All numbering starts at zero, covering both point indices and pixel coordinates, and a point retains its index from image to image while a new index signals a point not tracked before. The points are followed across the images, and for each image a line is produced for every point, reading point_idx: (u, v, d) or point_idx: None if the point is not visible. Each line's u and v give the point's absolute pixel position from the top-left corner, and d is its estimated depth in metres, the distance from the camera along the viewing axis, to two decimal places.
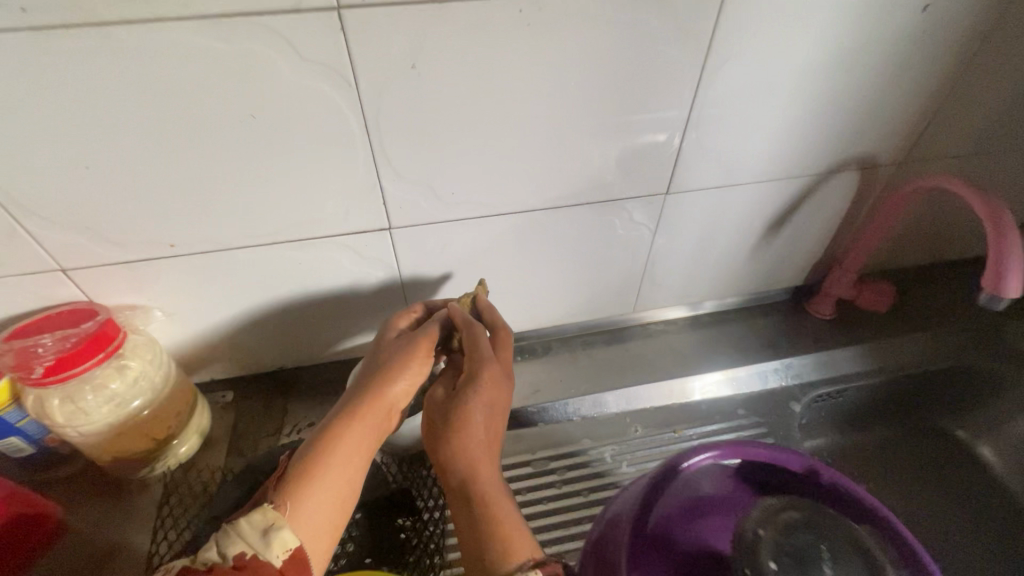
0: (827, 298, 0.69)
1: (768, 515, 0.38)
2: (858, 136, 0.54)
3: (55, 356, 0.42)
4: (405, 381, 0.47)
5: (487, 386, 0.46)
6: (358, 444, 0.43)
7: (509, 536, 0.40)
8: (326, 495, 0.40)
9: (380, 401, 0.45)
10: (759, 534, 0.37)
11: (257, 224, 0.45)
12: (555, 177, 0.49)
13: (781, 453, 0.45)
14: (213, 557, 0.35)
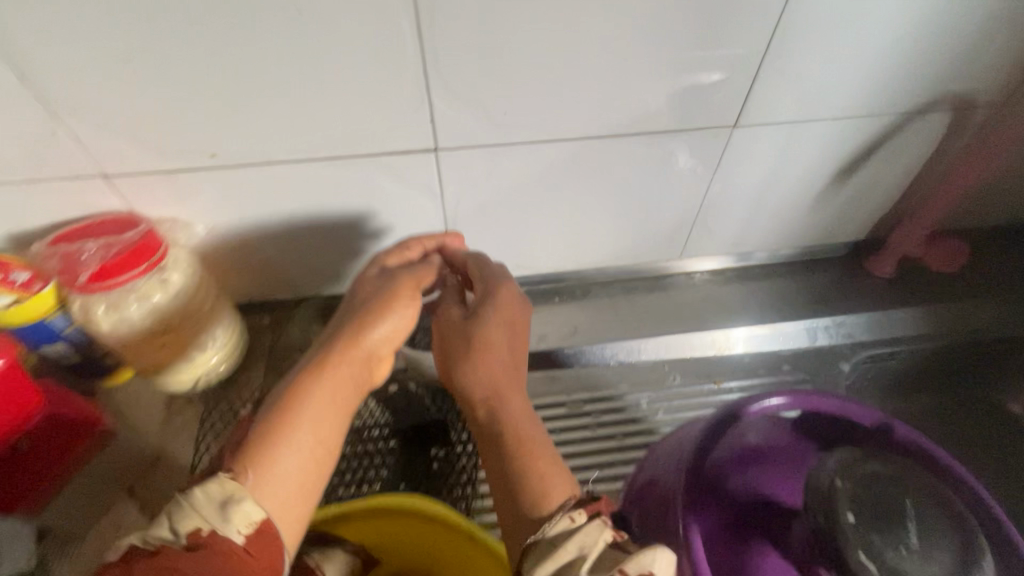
0: (891, 254, 0.65)
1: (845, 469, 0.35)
2: (961, 70, 0.48)
3: (99, 264, 0.42)
4: (392, 322, 0.41)
5: (500, 307, 0.43)
6: (334, 394, 0.37)
7: (541, 474, 0.36)
8: (300, 452, 0.34)
9: (354, 349, 0.39)
10: (836, 484, 0.35)
11: (300, 137, 0.43)
12: (617, 102, 0.45)
13: (854, 407, 0.42)
14: (165, 535, 0.30)
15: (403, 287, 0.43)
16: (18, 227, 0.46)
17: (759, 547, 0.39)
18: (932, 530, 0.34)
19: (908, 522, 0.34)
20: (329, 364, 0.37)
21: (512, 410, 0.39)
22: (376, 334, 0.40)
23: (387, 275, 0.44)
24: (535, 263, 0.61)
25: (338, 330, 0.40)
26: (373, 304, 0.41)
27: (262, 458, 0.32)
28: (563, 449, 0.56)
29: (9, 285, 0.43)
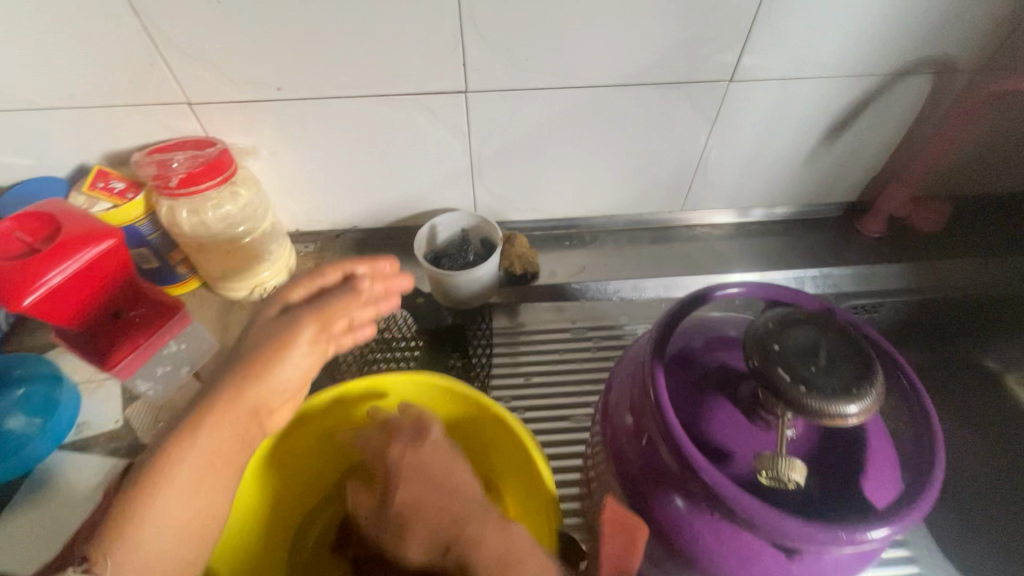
0: (879, 214, 0.70)
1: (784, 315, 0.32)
2: (941, 34, 0.53)
3: (186, 172, 0.49)
4: (293, 365, 0.38)
5: (428, 467, 0.44)
6: (217, 447, 0.36)
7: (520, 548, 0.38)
8: (175, 513, 0.35)
9: (241, 402, 0.37)
10: (767, 326, 0.31)
11: (352, 75, 0.51)
12: (626, 52, 0.51)
13: (798, 294, 0.39)
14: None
15: (305, 324, 0.38)
16: (114, 145, 0.55)
17: (710, 400, 0.35)
18: (842, 360, 0.29)
19: (820, 346, 0.30)
20: (218, 407, 0.36)
21: (484, 548, 0.39)
22: (283, 374, 0.38)
23: (291, 320, 0.38)
24: (549, 208, 0.68)
25: (225, 376, 0.37)
26: (275, 337, 0.38)
27: (121, 535, 0.33)
28: (564, 365, 0.63)
29: (108, 191, 0.52)
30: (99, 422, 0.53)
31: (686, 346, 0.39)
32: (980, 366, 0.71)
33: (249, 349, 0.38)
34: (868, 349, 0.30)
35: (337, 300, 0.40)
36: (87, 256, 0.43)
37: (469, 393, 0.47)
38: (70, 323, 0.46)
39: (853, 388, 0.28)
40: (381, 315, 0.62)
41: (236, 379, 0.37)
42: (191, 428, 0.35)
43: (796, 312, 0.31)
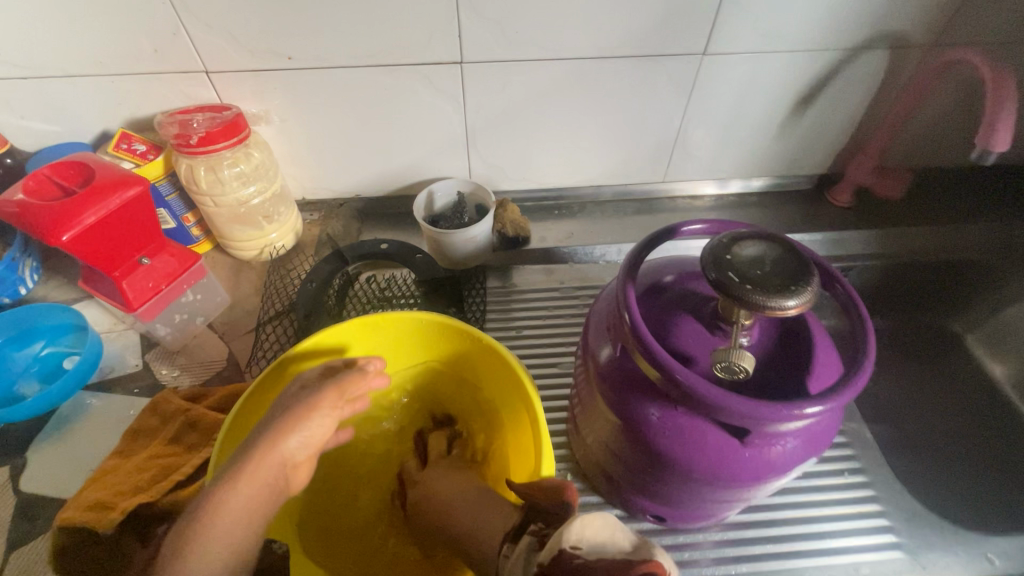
0: (846, 185, 0.75)
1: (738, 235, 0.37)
2: (894, 11, 0.58)
3: (206, 132, 0.54)
4: (316, 423, 0.44)
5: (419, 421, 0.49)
6: (252, 504, 0.39)
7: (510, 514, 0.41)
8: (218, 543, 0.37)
9: (271, 454, 0.41)
10: (722, 242, 0.37)
11: (356, 46, 0.55)
12: (606, 26, 0.56)
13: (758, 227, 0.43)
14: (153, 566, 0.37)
15: (325, 394, 0.44)
16: (135, 112, 0.59)
17: (676, 317, 0.40)
18: (782, 268, 0.35)
19: (766, 258, 0.35)
20: (246, 467, 0.39)
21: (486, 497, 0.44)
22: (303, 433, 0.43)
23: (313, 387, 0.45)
24: (539, 178, 0.73)
25: (254, 438, 0.42)
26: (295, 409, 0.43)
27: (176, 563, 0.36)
28: (554, 320, 0.67)
29: (131, 152, 0.57)
30: (118, 366, 0.57)
31: (657, 277, 0.43)
32: (945, 330, 0.78)
33: (276, 415, 0.43)
34: (807, 260, 0.36)
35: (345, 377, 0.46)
36: (116, 200, 0.49)
37: (459, 325, 0.51)
38: (100, 264, 0.52)
39: (789, 286, 0.33)
40: (382, 274, 0.67)
41: (270, 432, 0.42)
42: (229, 477, 0.39)
43: (748, 232, 0.37)
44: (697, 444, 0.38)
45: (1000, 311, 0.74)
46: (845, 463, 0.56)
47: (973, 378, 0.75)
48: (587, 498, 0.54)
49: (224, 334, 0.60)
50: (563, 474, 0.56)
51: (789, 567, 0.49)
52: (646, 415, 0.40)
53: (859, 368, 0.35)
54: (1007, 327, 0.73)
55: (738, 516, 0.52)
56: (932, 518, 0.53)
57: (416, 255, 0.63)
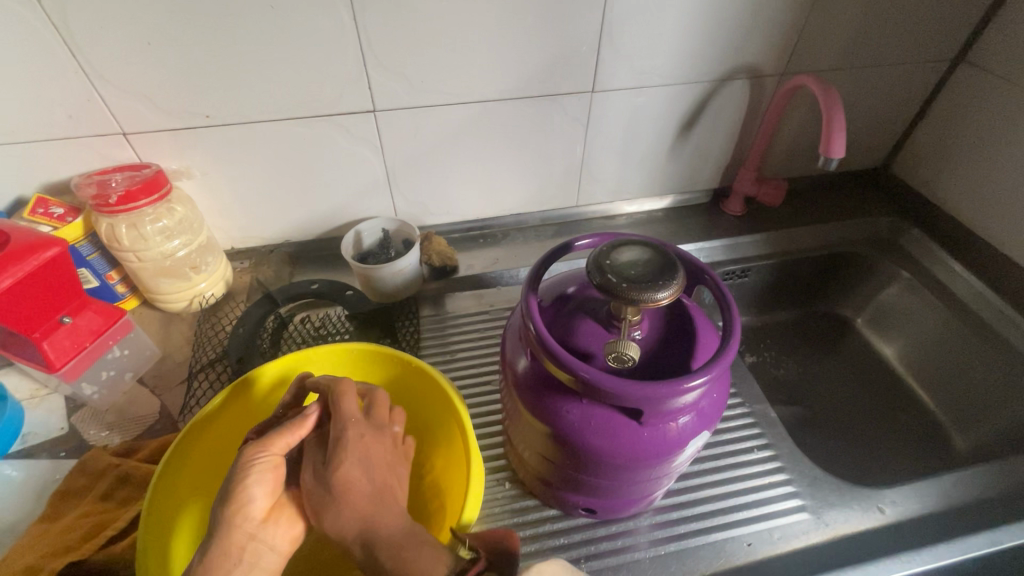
0: (736, 196, 0.85)
1: (615, 242, 0.43)
2: (745, 47, 0.68)
3: (124, 189, 0.55)
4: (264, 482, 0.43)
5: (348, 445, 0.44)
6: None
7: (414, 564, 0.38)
8: None
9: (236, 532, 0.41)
10: (602, 251, 0.42)
11: (272, 101, 0.59)
12: (502, 73, 0.63)
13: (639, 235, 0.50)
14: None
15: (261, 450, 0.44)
16: (51, 177, 0.60)
17: (577, 321, 0.45)
18: (652, 265, 0.41)
19: (639, 260, 0.41)
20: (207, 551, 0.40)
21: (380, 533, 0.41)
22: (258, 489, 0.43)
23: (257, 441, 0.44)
24: (462, 210, 0.78)
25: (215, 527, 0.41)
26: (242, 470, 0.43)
27: None
28: (487, 339, 0.71)
29: (48, 216, 0.58)
30: (41, 431, 0.56)
31: (559, 287, 0.49)
32: (839, 315, 0.90)
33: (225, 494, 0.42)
34: (673, 256, 0.42)
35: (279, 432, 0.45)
36: (34, 261, 0.50)
37: (390, 351, 0.55)
38: (19, 327, 0.51)
39: (659, 280, 0.39)
40: (317, 315, 0.69)
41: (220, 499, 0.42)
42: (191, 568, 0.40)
43: (623, 240, 0.43)
44: (603, 428, 0.43)
45: (881, 292, 0.85)
46: (753, 440, 0.62)
47: (865, 356, 0.86)
48: (525, 502, 0.57)
49: (154, 387, 0.60)
50: (502, 482, 0.59)
51: (712, 540, 0.54)
52: (556, 408, 0.44)
53: (725, 346, 0.41)
54: (885, 307, 0.85)
55: (664, 501, 0.57)
56: (830, 481, 0.59)
57: (346, 292, 0.67)
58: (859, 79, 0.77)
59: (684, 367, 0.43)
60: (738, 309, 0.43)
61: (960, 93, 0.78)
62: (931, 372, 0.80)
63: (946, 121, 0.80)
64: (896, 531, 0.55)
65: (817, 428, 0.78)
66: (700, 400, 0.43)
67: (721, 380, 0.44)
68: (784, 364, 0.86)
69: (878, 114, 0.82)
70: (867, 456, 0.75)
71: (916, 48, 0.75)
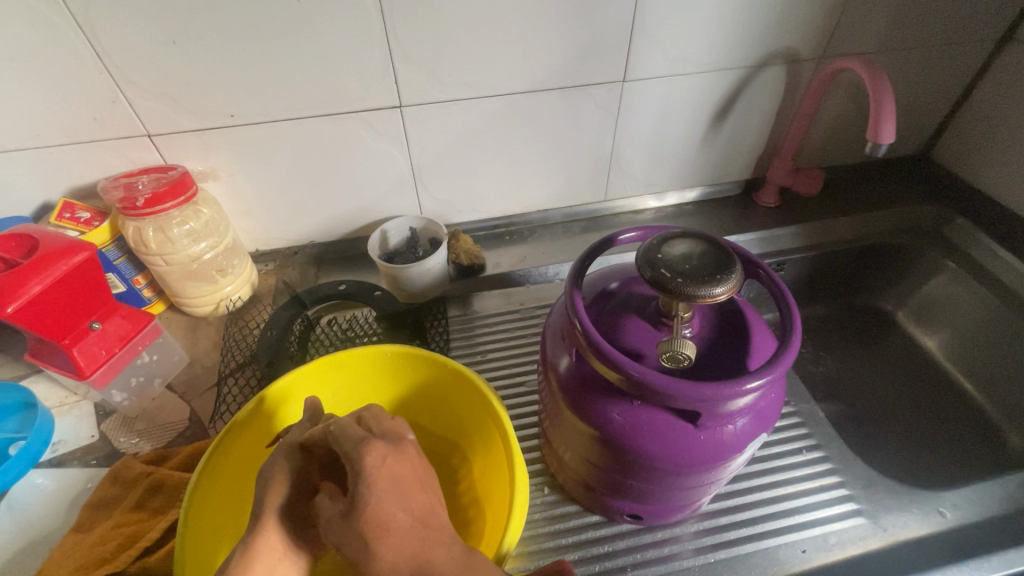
0: (770, 187, 0.82)
1: (664, 235, 0.41)
2: (782, 31, 0.65)
3: (151, 192, 0.54)
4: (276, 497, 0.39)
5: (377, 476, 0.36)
6: None
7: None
8: None
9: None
10: (652, 246, 0.40)
11: (297, 98, 0.58)
12: (532, 63, 0.61)
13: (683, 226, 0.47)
14: None
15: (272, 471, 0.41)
16: (77, 181, 0.59)
17: (623, 318, 0.43)
18: (707, 259, 0.38)
19: (692, 253, 0.39)
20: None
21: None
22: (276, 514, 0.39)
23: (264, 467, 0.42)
24: (487, 208, 0.76)
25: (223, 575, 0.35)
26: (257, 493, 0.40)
27: None
28: (517, 339, 0.69)
29: (74, 220, 0.57)
30: (72, 440, 0.55)
31: (602, 284, 0.46)
32: (878, 309, 0.87)
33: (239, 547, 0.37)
34: (728, 249, 0.40)
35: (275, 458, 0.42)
36: (63, 266, 0.49)
37: (424, 353, 0.54)
38: (49, 334, 0.51)
39: (717, 275, 0.37)
40: (344, 317, 0.68)
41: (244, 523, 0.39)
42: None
43: (672, 233, 0.41)
44: (657, 433, 0.40)
45: (923, 284, 0.82)
46: (800, 442, 0.60)
47: (908, 352, 0.83)
48: (565, 508, 0.55)
49: (183, 394, 0.59)
50: (540, 488, 0.57)
51: (764, 547, 0.52)
52: (607, 412, 0.41)
53: (787, 345, 0.39)
54: (929, 300, 0.82)
55: (711, 505, 0.55)
56: (885, 483, 0.56)
57: (373, 293, 0.65)
58: (900, 61, 0.73)
59: (742, 367, 0.40)
60: (797, 303, 0.40)
61: (1009, 73, 0.74)
62: (980, 368, 0.76)
63: (993, 103, 0.77)
64: (959, 537, 0.52)
65: (860, 426, 0.75)
66: (757, 402, 0.41)
67: (779, 380, 0.42)
68: (823, 361, 0.83)
69: (918, 98, 0.79)
70: (914, 456, 0.72)
71: (963, 26, 0.71)
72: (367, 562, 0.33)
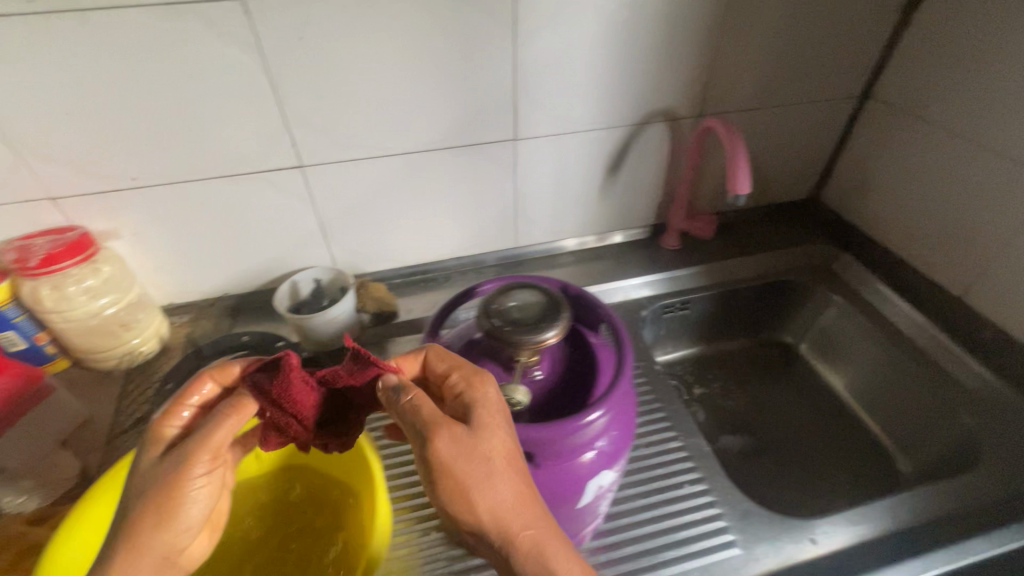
0: (671, 231, 0.87)
1: (507, 288, 0.45)
2: (657, 94, 0.72)
3: (46, 253, 0.56)
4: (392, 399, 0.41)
5: (497, 408, 0.41)
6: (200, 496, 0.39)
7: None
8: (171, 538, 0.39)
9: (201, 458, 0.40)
10: (493, 298, 0.44)
11: (198, 161, 0.61)
12: (424, 126, 0.66)
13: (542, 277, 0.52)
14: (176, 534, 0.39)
15: (198, 459, 0.39)
16: None
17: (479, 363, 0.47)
18: (540, 307, 0.42)
19: (526, 304, 0.43)
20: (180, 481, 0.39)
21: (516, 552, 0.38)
22: (193, 510, 0.39)
23: (181, 455, 0.39)
24: (400, 257, 0.79)
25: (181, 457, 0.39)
26: (165, 487, 0.38)
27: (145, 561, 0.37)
28: None
29: None
30: None
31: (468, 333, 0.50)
32: (783, 342, 0.92)
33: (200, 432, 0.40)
34: (562, 297, 0.44)
35: (218, 421, 0.40)
36: None
37: None
38: None
39: (541, 322, 0.40)
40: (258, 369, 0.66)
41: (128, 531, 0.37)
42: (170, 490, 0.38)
43: (513, 285, 0.45)
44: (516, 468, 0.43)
45: (819, 318, 0.87)
46: (684, 477, 0.62)
47: (812, 383, 0.87)
48: (450, 552, 0.55)
49: (77, 451, 0.59)
50: (428, 531, 0.56)
51: None
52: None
53: (616, 374, 0.44)
54: (826, 333, 0.86)
55: (595, 542, 0.56)
56: (762, 513, 0.58)
57: (278, 343, 0.67)
58: (773, 117, 0.80)
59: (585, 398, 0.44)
60: (628, 346, 0.45)
61: (874, 126, 0.82)
62: (871, 396, 0.80)
63: (863, 153, 0.85)
64: (827, 563, 0.54)
65: (763, 458, 0.78)
66: (606, 431, 0.44)
67: (626, 409, 0.45)
68: (733, 395, 0.86)
69: (797, 149, 0.86)
70: (813, 485, 0.74)
71: (824, 85, 0.79)
72: (485, 487, 0.38)
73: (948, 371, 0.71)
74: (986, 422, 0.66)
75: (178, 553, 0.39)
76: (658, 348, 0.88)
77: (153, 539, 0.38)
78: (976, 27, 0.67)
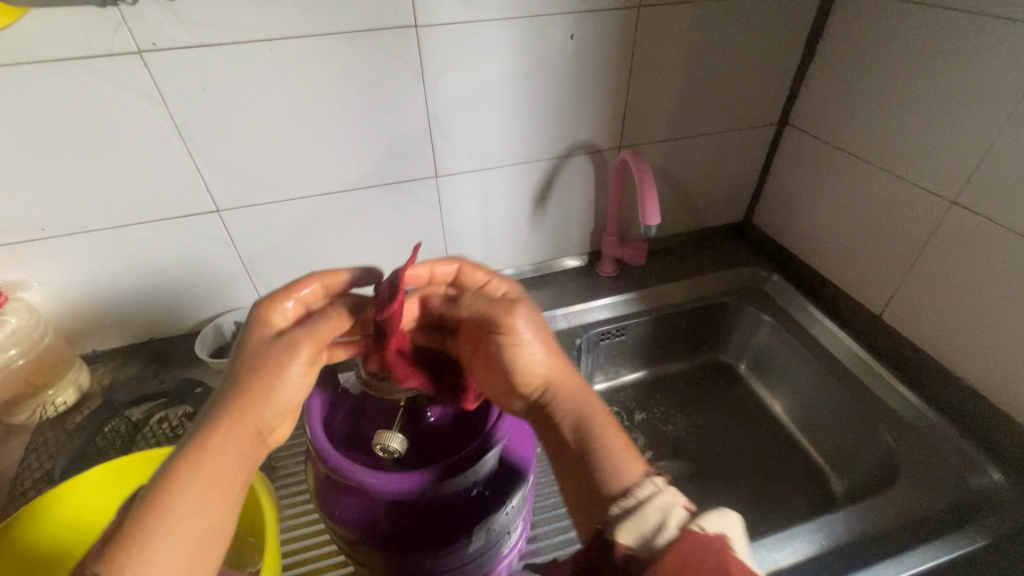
0: (605, 259, 0.88)
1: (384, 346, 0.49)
2: (575, 128, 0.74)
3: None
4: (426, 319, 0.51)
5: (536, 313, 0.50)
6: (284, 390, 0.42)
7: (616, 459, 0.44)
8: (256, 422, 0.41)
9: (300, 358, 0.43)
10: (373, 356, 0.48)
11: (110, 209, 0.61)
12: (342, 166, 0.67)
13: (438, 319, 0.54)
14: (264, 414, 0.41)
15: (301, 348, 0.43)
16: None
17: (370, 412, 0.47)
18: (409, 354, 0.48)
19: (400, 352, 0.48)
20: (278, 370, 0.42)
21: (589, 426, 0.47)
22: (286, 396, 0.42)
23: (286, 344, 0.42)
24: None
25: (283, 350, 0.42)
26: (268, 372, 0.41)
27: (223, 435, 0.39)
28: None
29: None
30: None
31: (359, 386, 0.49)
32: (723, 363, 0.92)
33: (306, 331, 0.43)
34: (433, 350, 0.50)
35: (321, 321, 0.44)
36: None
37: None
38: None
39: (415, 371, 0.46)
40: (175, 414, 0.66)
41: (229, 411, 0.40)
42: (270, 377, 0.41)
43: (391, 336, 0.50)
44: (438, 514, 0.41)
45: (754, 337, 0.88)
46: None
47: (751, 402, 0.87)
48: None
49: None
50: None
51: None
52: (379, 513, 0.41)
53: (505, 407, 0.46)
54: (761, 352, 0.87)
55: None
56: None
57: (194, 390, 0.68)
58: (695, 146, 0.83)
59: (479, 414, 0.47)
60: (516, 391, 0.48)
61: (792, 152, 0.85)
62: (806, 415, 0.80)
63: (787, 176, 0.87)
64: None
65: (701, 482, 0.77)
66: (502, 463, 0.45)
67: (519, 438, 0.47)
68: (675, 418, 0.86)
69: (724, 174, 0.89)
70: (752, 509, 0.73)
71: (741, 115, 0.82)
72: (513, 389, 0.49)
73: (871, 388, 0.73)
74: (906, 439, 0.67)
75: (269, 435, 0.43)
76: (599, 374, 0.88)
77: (250, 413, 0.41)
78: (870, 60, 0.71)
